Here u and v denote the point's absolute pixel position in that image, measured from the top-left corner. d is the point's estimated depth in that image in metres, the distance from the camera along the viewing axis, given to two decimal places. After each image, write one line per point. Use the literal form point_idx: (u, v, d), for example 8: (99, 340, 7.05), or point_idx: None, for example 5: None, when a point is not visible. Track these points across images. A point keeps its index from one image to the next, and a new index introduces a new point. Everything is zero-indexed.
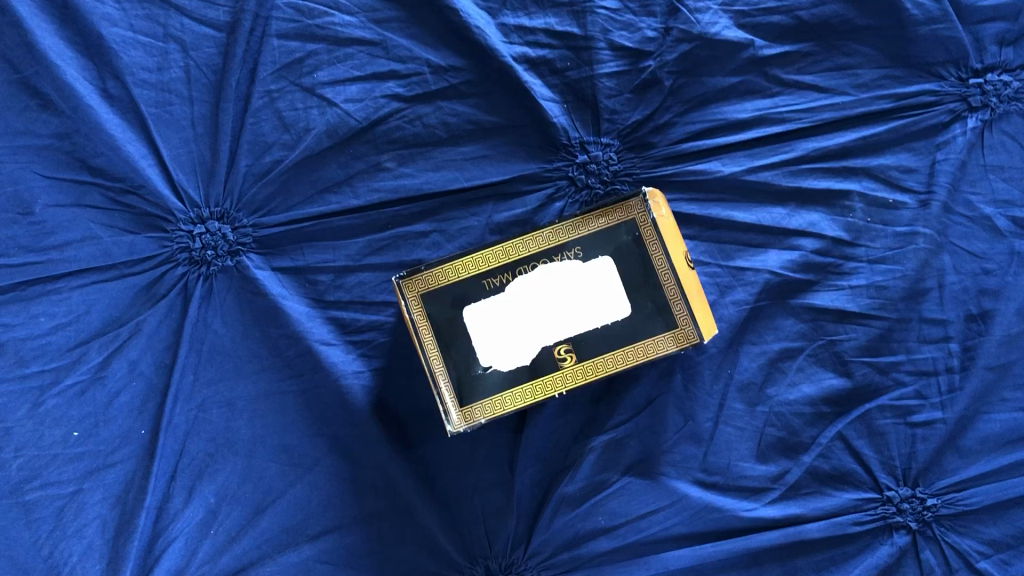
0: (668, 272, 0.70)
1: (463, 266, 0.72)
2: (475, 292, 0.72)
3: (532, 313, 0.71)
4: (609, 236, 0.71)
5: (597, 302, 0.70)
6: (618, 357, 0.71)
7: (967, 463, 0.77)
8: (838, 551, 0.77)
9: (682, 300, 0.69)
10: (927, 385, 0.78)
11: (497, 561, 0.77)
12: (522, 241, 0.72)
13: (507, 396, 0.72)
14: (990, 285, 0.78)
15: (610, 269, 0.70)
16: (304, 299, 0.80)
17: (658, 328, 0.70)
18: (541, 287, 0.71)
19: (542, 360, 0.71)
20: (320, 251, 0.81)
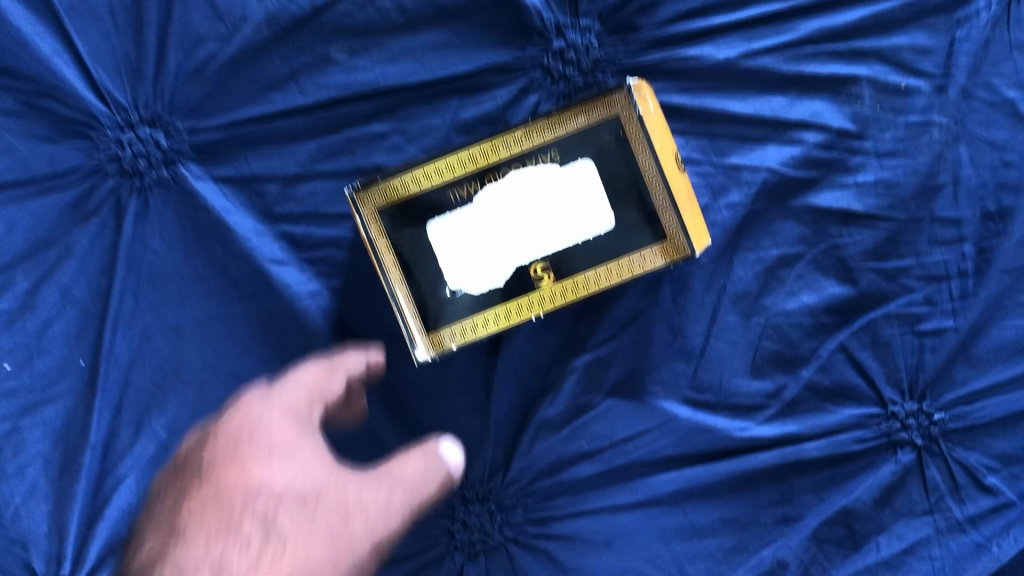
0: (656, 178, 0.63)
1: (426, 175, 0.64)
2: (439, 204, 0.64)
3: (505, 227, 0.64)
4: (590, 137, 0.64)
5: (578, 211, 0.64)
6: (602, 275, 0.65)
7: (977, 373, 0.72)
8: (838, 470, 0.72)
9: (672, 208, 0.63)
10: (937, 291, 0.71)
11: (474, 490, 0.72)
12: (492, 145, 0.64)
13: (480, 321, 0.65)
14: (1010, 178, 0.71)
15: (591, 174, 0.63)
16: (251, 213, 0.72)
17: (644, 242, 0.64)
18: (512, 199, 0.64)
19: (517, 280, 0.65)
20: (266, 157, 0.72)
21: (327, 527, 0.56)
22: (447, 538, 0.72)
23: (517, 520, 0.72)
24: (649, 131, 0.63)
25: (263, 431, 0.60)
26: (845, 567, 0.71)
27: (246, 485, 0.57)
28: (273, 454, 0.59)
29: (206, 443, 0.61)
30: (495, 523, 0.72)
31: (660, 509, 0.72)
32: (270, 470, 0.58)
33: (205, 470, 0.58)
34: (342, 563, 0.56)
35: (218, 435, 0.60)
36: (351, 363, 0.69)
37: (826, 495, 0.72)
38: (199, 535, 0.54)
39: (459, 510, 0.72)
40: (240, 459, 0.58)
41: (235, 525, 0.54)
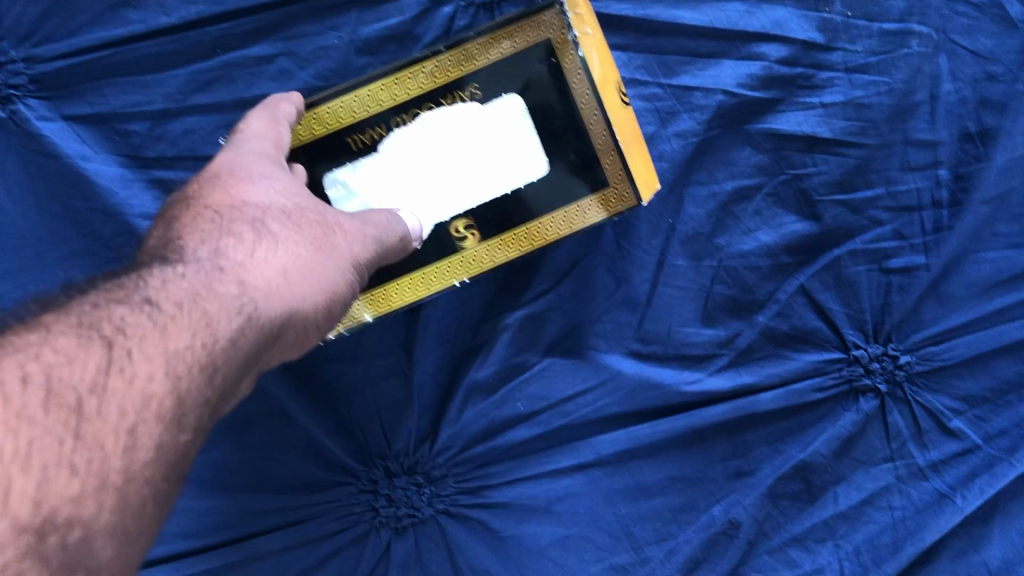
0: (597, 116, 0.53)
1: (318, 119, 0.53)
2: (336, 153, 0.54)
3: (420, 177, 0.54)
4: (516, 66, 0.53)
5: (506, 156, 0.54)
6: (536, 231, 0.55)
7: (947, 312, 0.65)
8: (794, 421, 0.66)
9: (616, 150, 0.54)
10: (908, 224, 0.64)
11: (398, 462, 0.65)
12: (399, 80, 0.53)
13: (394, 290, 0.55)
14: (994, 94, 0.63)
15: (519, 112, 0.54)
16: (114, 158, 0.60)
17: (582, 191, 0.55)
18: (427, 144, 0.54)
19: (438, 242, 0.55)
20: (127, 90, 0.60)
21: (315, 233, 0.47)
22: (371, 514, 0.65)
23: (447, 491, 0.65)
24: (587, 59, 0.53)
25: (232, 158, 0.49)
26: (801, 522, 0.65)
27: (224, 206, 0.46)
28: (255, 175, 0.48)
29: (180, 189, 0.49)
30: (423, 496, 0.65)
31: (603, 471, 0.66)
32: (252, 186, 0.48)
33: (179, 203, 0.47)
34: (335, 272, 0.47)
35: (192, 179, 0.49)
36: (284, 112, 0.52)
37: (781, 447, 0.66)
38: (192, 227, 0.45)
39: (383, 484, 0.65)
40: (217, 180, 0.48)
41: (224, 227, 0.45)
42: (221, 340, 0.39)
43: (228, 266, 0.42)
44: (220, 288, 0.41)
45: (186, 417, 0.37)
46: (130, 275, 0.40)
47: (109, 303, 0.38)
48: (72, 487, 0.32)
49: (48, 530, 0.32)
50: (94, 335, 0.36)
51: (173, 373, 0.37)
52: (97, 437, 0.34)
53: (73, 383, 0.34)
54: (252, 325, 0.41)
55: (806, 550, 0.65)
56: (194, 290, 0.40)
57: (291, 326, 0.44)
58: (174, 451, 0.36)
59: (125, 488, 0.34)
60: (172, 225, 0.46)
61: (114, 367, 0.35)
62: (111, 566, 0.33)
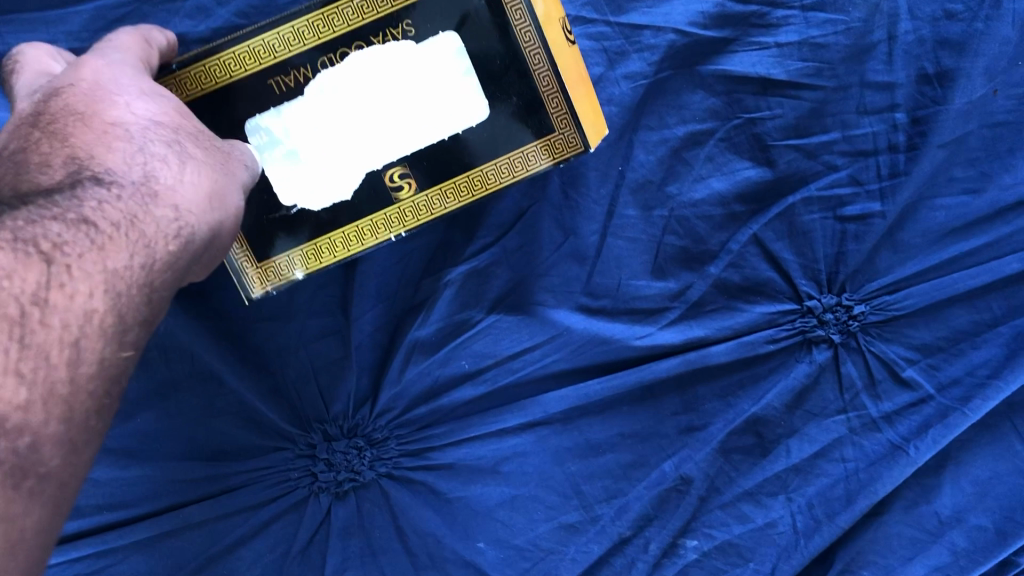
0: (540, 54, 0.49)
1: (237, 59, 0.49)
2: (258, 98, 0.50)
3: (349, 124, 0.50)
4: (453, 0, 0.49)
5: (441, 99, 0.50)
6: (477, 180, 0.52)
7: (901, 260, 0.64)
8: (746, 373, 0.64)
9: (560, 92, 0.50)
10: (864, 169, 0.62)
11: (337, 425, 0.62)
12: (322, 17, 0.49)
13: (325, 245, 0.52)
14: (953, 34, 0.60)
15: (456, 51, 0.49)
16: (13, 102, 0.55)
17: (526, 137, 0.51)
18: (356, 87, 0.50)
19: (371, 193, 0.52)
20: (26, 28, 0.55)
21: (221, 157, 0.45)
22: (309, 480, 0.62)
23: (389, 454, 0.63)
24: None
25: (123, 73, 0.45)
26: (753, 476, 0.64)
27: (128, 123, 0.43)
28: (153, 93, 0.45)
29: (56, 96, 0.43)
30: (364, 460, 0.62)
31: (552, 429, 0.63)
32: (151, 104, 0.44)
33: (65, 113, 0.42)
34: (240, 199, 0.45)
35: (67, 85, 0.44)
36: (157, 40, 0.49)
37: (733, 401, 0.64)
38: (101, 145, 0.41)
39: (321, 449, 0.62)
40: (108, 93, 0.43)
41: (136, 144, 0.42)
42: (155, 261, 0.39)
43: (158, 188, 0.41)
44: (151, 211, 0.40)
45: (126, 334, 0.37)
46: (58, 193, 0.38)
47: (45, 219, 0.36)
48: (20, 396, 0.33)
49: (2, 437, 0.32)
50: (31, 250, 0.35)
51: (112, 291, 0.37)
52: (44, 349, 0.34)
53: (15, 296, 0.34)
54: (178, 250, 0.41)
55: (758, 505, 0.64)
56: (123, 213, 0.39)
57: (207, 251, 0.44)
58: (114, 367, 0.37)
59: (72, 397, 0.35)
60: (70, 140, 0.41)
61: (55, 282, 0.35)
62: (60, 473, 0.34)
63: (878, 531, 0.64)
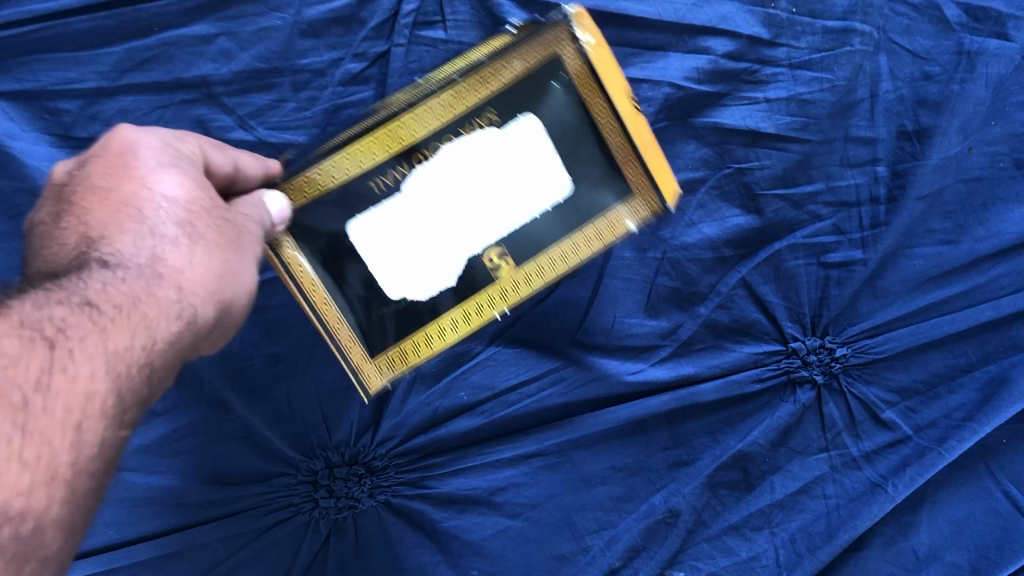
0: (613, 124, 0.52)
1: (337, 165, 0.51)
2: (359, 201, 0.51)
3: (444, 212, 0.52)
4: (530, 85, 0.52)
5: (526, 179, 0.52)
6: (569, 249, 0.54)
7: (882, 305, 0.67)
8: (733, 411, 0.67)
9: (636, 157, 0.53)
10: (847, 219, 0.65)
11: (339, 452, 0.64)
12: (415, 114, 0.51)
13: (434, 331, 0.54)
14: (931, 94, 0.64)
15: (538, 129, 0.52)
16: (45, 138, 0.58)
17: (610, 202, 0.54)
18: (446, 177, 0.51)
19: (474, 276, 0.53)
20: (58, 67, 0.58)
21: (235, 229, 0.46)
22: (310, 506, 0.64)
23: (388, 482, 0.65)
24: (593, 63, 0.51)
25: (149, 140, 0.47)
26: (738, 511, 0.66)
27: (143, 199, 0.44)
28: (174, 163, 0.46)
29: (84, 173, 0.46)
30: (363, 487, 0.64)
31: (546, 461, 0.66)
32: (169, 173, 0.45)
33: (88, 193, 0.45)
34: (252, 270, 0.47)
35: (96, 156, 0.46)
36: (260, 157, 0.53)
37: (720, 437, 0.67)
38: (115, 226, 0.43)
39: (323, 475, 0.64)
40: (129, 168, 0.45)
41: (149, 223, 0.43)
42: (157, 342, 0.41)
43: (165, 269, 0.42)
44: (157, 293, 0.42)
45: (125, 415, 0.40)
46: (68, 275, 0.41)
47: (51, 302, 0.39)
48: (24, 480, 0.36)
49: (5, 524, 0.36)
50: (36, 336, 0.38)
51: (112, 373, 0.39)
52: (46, 433, 0.37)
53: (17, 383, 0.37)
54: (184, 329, 0.43)
55: (742, 539, 0.66)
56: (131, 294, 0.41)
57: (219, 322, 0.46)
58: (113, 447, 0.40)
59: (73, 479, 0.38)
60: (88, 221, 0.44)
61: (56, 366, 0.38)
62: (61, 549, 0.39)
63: (857, 567, 0.67)
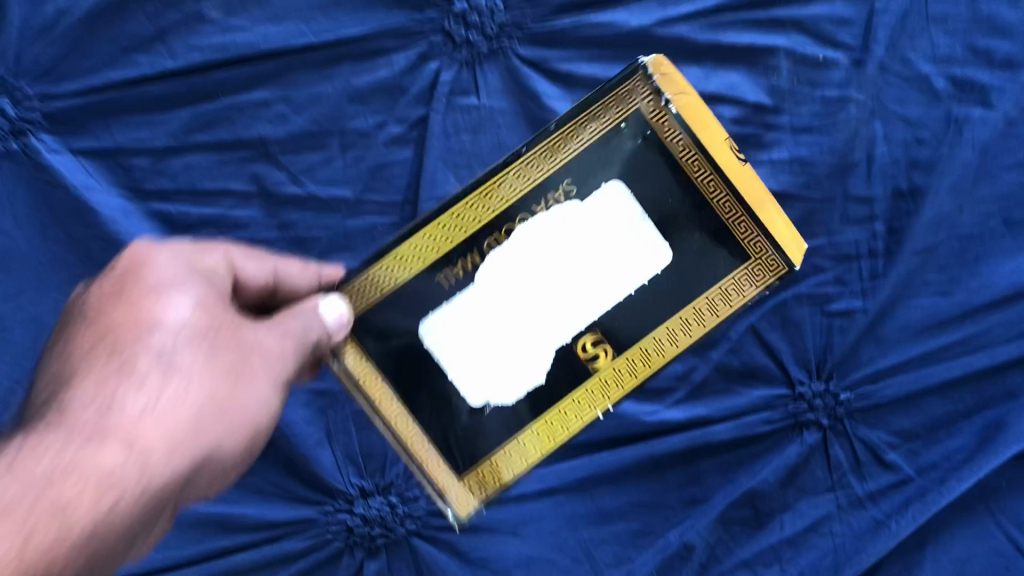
0: (716, 184, 0.55)
1: (408, 257, 0.56)
2: (427, 297, 0.56)
3: (523, 301, 0.56)
4: (609, 151, 0.56)
5: (613, 261, 0.56)
6: (678, 328, 0.56)
7: (883, 352, 0.71)
8: (744, 452, 0.71)
9: (747, 214, 0.55)
10: (848, 271, 0.70)
11: (374, 480, 0.69)
12: (485, 194, 0.56)
13: (529, 437, 0.57)
14: (923, 157, 0.69)
15: (626, 199, 0.56)
16: (118, 190, 0.65)
17: (721, 266, 0.56)
18: (523, 262, 0.56)
19: (570, 367, 0.56)
20: (133, 127, 0.65)
21: (172, 412, 0.45)
22: (346, 534, 0.68)
23: (418, 512, 0.69)
24: (679, 115, 0.55)
25: (152, 280, 0.50)
26: (750, 547, 0.70)
27: (105, 363, 0.46)
28: (151, 323, 0.48)
29: (86, 313, 0.49)
30: (396, 516, 0.68)
31: (567, 496, 0.70)
32: (141, 333, 0.47)
33: (75, 341, 0.48)
34: (187, 452, 0.46)
35: (101, 290, 0.50)
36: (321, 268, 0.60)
37: (732, 475, 0.71)
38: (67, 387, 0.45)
39: (358, 504, 0.68)
40: (112, 322, 0.47)
41: (96, 391, 0.44)
42: (48, 541, 0.40)
43: (86, 450, 0.42)
44: (69, 480, 0.41)
45: None
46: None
47: None
48: None
49: None
50: None
51: None
52: None
53: None
54: (93, 522, 0.41)
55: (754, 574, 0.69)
56: (40, 477, 0.41)
57: (154, 506, 0.45)
58: None
59: None
60: (59, 371, 0.46)
61: None
62: None
63: None
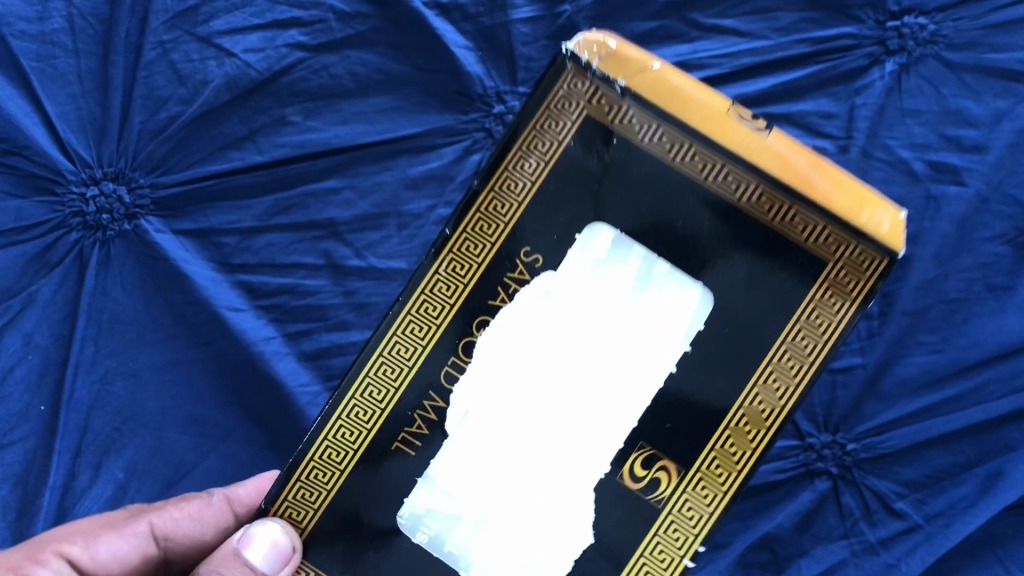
0: (744, 177, 0.49)
1: (346, 425, 0.53)
2: (391, 475, 0.54)
3: (517, 449, 0.54)
4: (574, 171, 0.51)
5: (618, 384, 0.53)
6: (759, 400, 0.51)
7: (885, 407, 0.78)
8: (760, 499, 0.78)
9: (797, 202, 0.49)
10: (848, 331, 0.78)
11: None
12: (417, 309, 0.53)
13: (647, 568, 0.53)
14: (908, 229, 0.78)
15: (592, 298, 0.53)
16: (209, 263, 0.77)
17: (788, 312, 0.50)
18: (504, 416, 0.54)
19: (627, 503, 0.52)
20: (224, 212, 0.77)
21: None
22: None
23: None
24: (641, 96, 0.49)
25: None
26: None
27: None
28: None
29: None
30: None
31: None
32: None
33: None
34: None
35: None
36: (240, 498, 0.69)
37: (750, 522, 0.78)
38: None
39: None
40: None
41: None
42: None
43: None
44: None
45: None
46: None
47: None
48: None
49: None
50: None
51: None
52: None
53: None
54: None
55: None
56: None
57: None
58: None
59: None
60: None
61: None
62: None
63: None
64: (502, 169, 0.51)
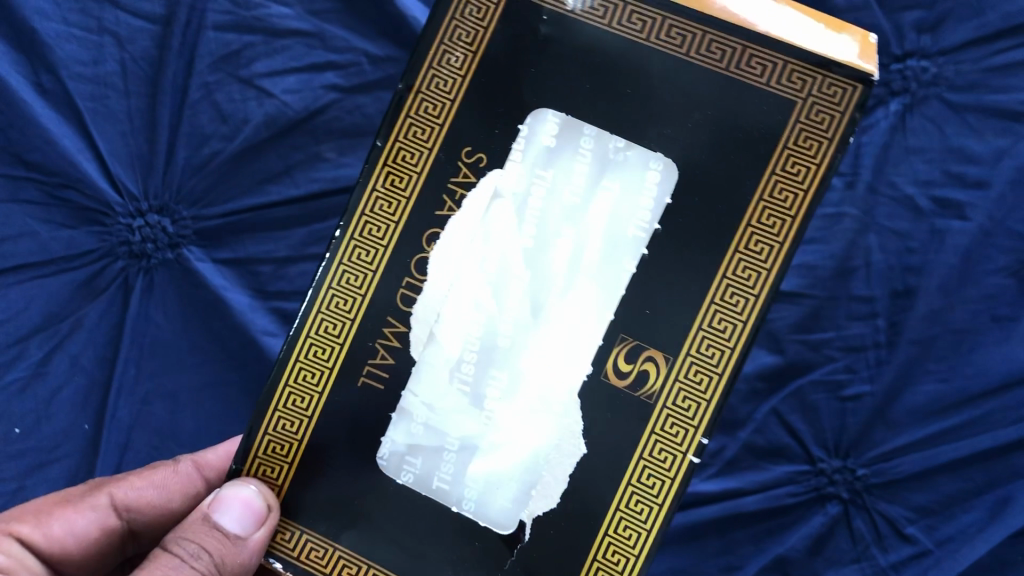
0: (694, 46, 0.54)
1: (305, 364, 0.57)
2: (354, 404, 0.57)
3: (491, 360, 0.56)
4: (501, 71, 0.56)
5: (585, 281, 0.55)
6: (745, 265, 0.53)
7: (894, 434, 0.80)
8: (774, 522, 0.80)
9: (751, 49, 0.53)
10: (857, 360, 0.81)
11: None
12: (361, 238, 0.57)
13: (650, 465, 0.54)
14: (914, 262, 0.81)
15: (548, 205, 0.56)
16: (246, 290, 0.81)
17: (757, 175, 0.53)
18: (475, 324, 0.56)
19: (614, 404, 0.54)
20: (262, 242, 0.82)
21: None
22: None
23: None
24: None
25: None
26: None
27: None
28: None
29: None
30: None
31: None
32: None
33: None
34: None
35: None
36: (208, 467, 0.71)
37: (764, 544, 0.80)
38: None
39: None
40: None
41: None
42: None
43: None
44: None
45: None
46: None
47: None
48: None
49: None
50: None
51: None
52: None
53: None
54: None
55: None
56: None
57: None
58: None
59: None
60: None
61: None
62: None
63: None
64: (417, 98, 0.57)
